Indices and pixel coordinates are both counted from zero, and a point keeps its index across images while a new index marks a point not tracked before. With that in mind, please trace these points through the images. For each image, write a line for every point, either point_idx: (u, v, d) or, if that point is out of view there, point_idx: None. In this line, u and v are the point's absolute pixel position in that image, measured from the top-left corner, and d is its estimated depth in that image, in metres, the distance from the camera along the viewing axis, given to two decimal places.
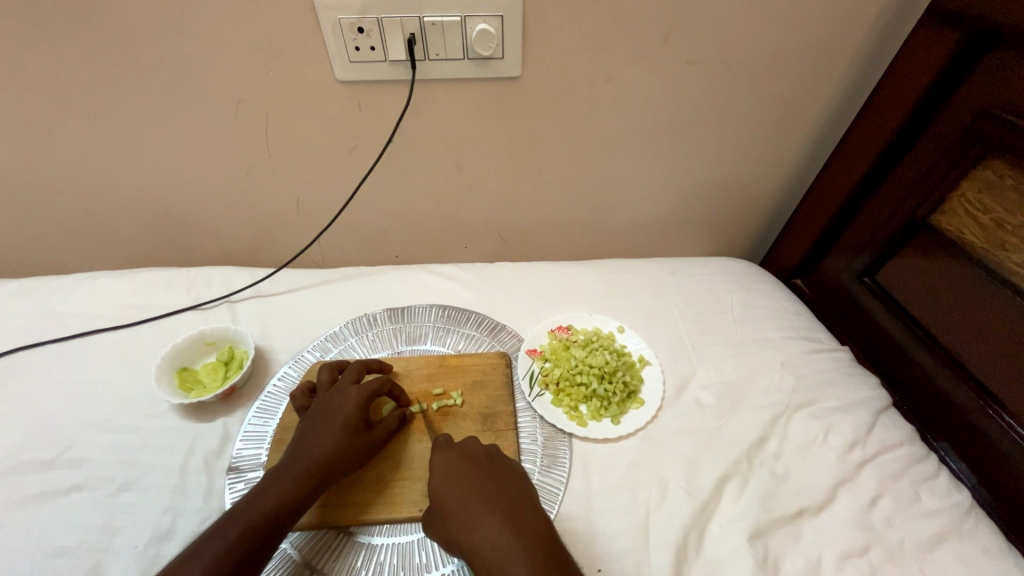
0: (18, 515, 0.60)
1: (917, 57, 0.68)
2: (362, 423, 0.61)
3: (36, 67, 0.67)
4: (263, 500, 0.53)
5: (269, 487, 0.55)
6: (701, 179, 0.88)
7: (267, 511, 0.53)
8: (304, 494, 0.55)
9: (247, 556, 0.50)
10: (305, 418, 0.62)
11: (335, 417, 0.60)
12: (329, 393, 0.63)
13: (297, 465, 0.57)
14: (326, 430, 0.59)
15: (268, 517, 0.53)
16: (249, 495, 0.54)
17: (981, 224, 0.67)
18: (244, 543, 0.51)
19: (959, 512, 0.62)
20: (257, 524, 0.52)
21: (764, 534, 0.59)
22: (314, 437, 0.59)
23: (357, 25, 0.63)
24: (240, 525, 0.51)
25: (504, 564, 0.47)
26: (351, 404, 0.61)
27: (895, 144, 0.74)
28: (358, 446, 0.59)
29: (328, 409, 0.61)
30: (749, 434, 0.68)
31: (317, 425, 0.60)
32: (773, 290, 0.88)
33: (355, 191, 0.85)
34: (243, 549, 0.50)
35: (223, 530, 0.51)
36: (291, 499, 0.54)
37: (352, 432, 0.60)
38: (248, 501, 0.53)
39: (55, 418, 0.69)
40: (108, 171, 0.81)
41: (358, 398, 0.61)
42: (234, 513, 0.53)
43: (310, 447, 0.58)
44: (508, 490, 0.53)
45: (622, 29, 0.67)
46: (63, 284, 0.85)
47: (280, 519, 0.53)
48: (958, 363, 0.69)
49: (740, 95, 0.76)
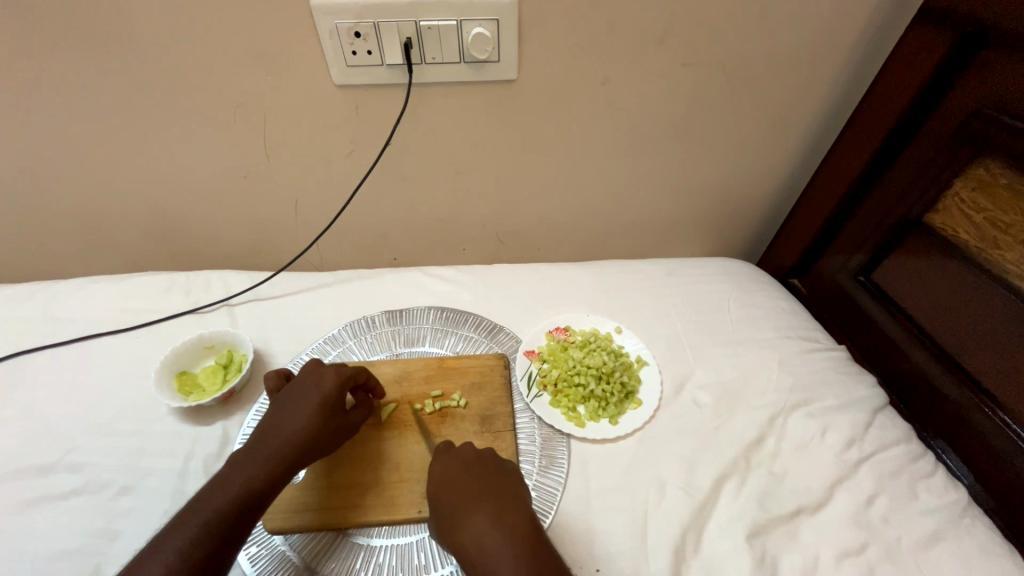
0: (17, 520, 0.60)
1: (910, 59, 0.68)
2: (337, 407, 0.61)
3: (35, 73, 0.67)
4: (232, 486, 0.53)
5: (237, 473, 0.54)
6: (698, 180, 0.89)
7: (235, 497, 0.52)
8: (274, 478, 0.55)
9: (214, 546, 0.49)
10: (276, 400, 0.61)
11: (309, 401, 0.60)
12: (303, 374, 0.63)
13: (267, 449, 0.56)
14: (298, 414, 0.59)
15: (234, 504, 0.52)
16: (215, 482, 0.53)
17: (975, 223, 0.68)
18: (212, 530, 0.50)
19: (956, 510, 0.62)
20: (224, 511, 0.51)
21: (763, 533, 0.59)
22: (286, 421, 0.58)
23: (353, 30, 0.64)
24: (206, 513, 0.51)
25: (488, 558, 0.47)
26: (328, 389, 0.61)
27: (889, 145, 0.74)
28: (331, 430, 0.60)
29: (302, 393, 0.61)
30: (747, 433, 0.68)
31: (289, 409, 0.59)
32: (770, 289, 0.89)
33: (354, 194, 0.86)
34: (209, 537, 0.49)
35: (188, 520, 0.50)
36: (261, 485, 0.54)
37: (326, 417, 0.60)
38: (214, 488, 0.53)
39: (55, 422, 0.69)
40: (107, 175, 0.81)
41: (335, 383, 0.62)
42: (200, 501, 0.52)
43: (281, 430, 0.58)
44: (496, 487, 0.54)
45: (617, 31, 0.68)
46: (61, 289, 0.85)
47: (248, 505, 0.53)
48: (954, 363, 0.69)
49: (735, 97, 0.76)
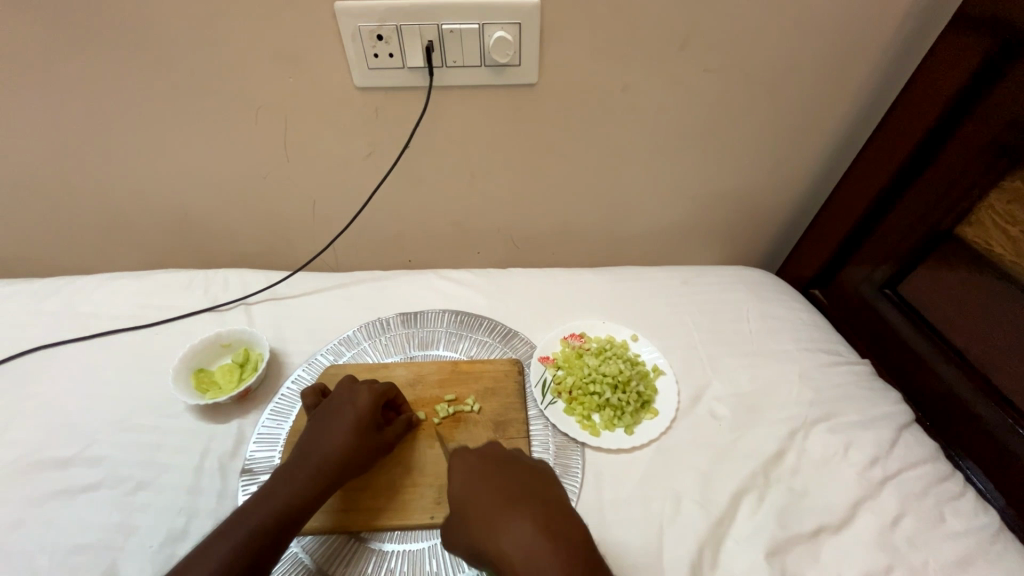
0: (36, 513, 0.60)
1: (942, 67, 0.66)
2: (373, 424, 0.62)
3: (65, 73, 0.69)
4: (273, 501, 0.54)
5: (277, 488, 0.55)
6: (718, 187, 0.87)
7: (277, 513, 0.53)
8: (314, 493, 0.56)
9: (255, 560, 0.50)
10: (315, 417, 0.63)
11: (347, 416, 0.61)
12: (342, 392, 0.64)
13: (307, 465, 0.57)
14: (337, 430, 0.60)
15: (273, 520, 0.53)
16: (259, 496, 0.55)
17: (1011, 237, 0.66)
18: (255, 544, 0.51)
19: (987, 535, 0.60)
20: (267, 525, 0.52)
21: (782, 551, 0.58)
22: (325, 436, 0.60)
23: (376, 32, 0.64)
24: (251, 527, 0.52)
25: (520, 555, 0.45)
26: (364, 405, 0.62)
27: (918, 155, 0.72)
28: (368, 448, 0.60)
29: (340, 408, 0.62)
30: (766, 448, 0.66)
31: (327, 424, 0.61)
32: (792, 300, 0.87)
33: (371, 196, 0.86)
34: (252, 553, 0.50)
35: (229, 535, 0.51)
36: (302, 501, 0.55)
37: (364, 433, 0.60)
38: (257, 501, 0.54)
39: (75, 417, 0.70)
40: (130, 173, 0.82)
41: (370, 398, 0.63)
42: (243, 514, 0.53)
43: (320, 446, 0.59)
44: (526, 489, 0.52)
45: (640, 35, 0.67)
46: (83, 284, 0.87)
47: (291, 521, 0.54)
48: (987, 382, 0.67)
49: (758, 103, 0.75)
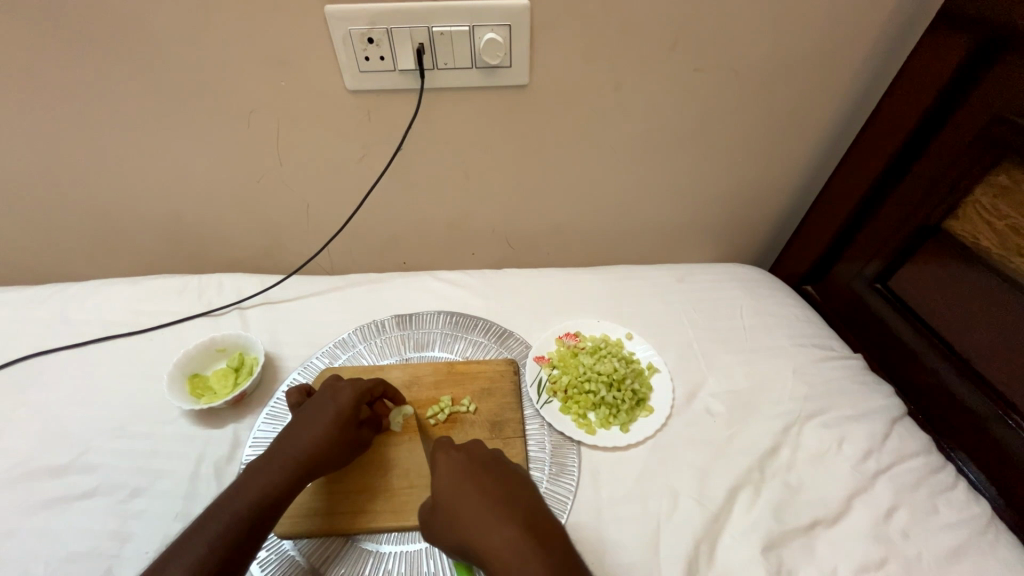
0: (29, 521, 0.60)
1: (926, 65, 0.67)
2: (353, 420, 0.61)
3: (53, 79, 0.69)
4: (249, 492, 0.54)
5: (254, 479, 0.55)
6: (709, 185, 0.88)
7: (252, 504, 0.53)
8: (291, 484, 0.56)
9: (229, 549, 0.50)
10: (297, 413, 0.62)
11: (326, 412, 0.61)
12: (325, 389, 0.64)
13: (283, 457, 0.57)
14: (315, 423, 0.60)
15: (251, 512, 0.53)
16: (234, 489, 0.55)
17: (996, 230, 0.67)
18: (229, 537, 0.51)
19: (980, 524, 0.61)
20: (242, 518, 0.52)
21: (777, 545, 0.58)
22: (303, 430, 0.59)
23: (366, 35, 0.64)
24: (225, 518, 0.52)
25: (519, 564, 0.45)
26: (345, 401, 0.62)
27: (905, 150, 0.73)
28: (346, 442, 0.60)
29: (320, 404, 0.62)
30: (760, 443, 0.67)
31: (307, 418, 0.61)
32: (784, 296, 0.87)
33: (365, 199, 0.86)
34: (226, 544, 0.50)
35: (204, 527, 0.51)
36: (280, 491, 0.55)
37: (342, 427, 0.60)
38: (232, 495, 0.54)
39: (69, 424, 0.69)
40: (121, 179, 0.82)
41: (351, 394, 0.62)
42: (221, 506, 0.53)
43: (298, 439, 0.59)
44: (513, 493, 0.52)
45: (628, 36, 0.67)
46: (75, 291, 0.86)
47: (266, 510, 0.54)
48: (976, 374, 0.68)
49: (748, 101, 0.76)
